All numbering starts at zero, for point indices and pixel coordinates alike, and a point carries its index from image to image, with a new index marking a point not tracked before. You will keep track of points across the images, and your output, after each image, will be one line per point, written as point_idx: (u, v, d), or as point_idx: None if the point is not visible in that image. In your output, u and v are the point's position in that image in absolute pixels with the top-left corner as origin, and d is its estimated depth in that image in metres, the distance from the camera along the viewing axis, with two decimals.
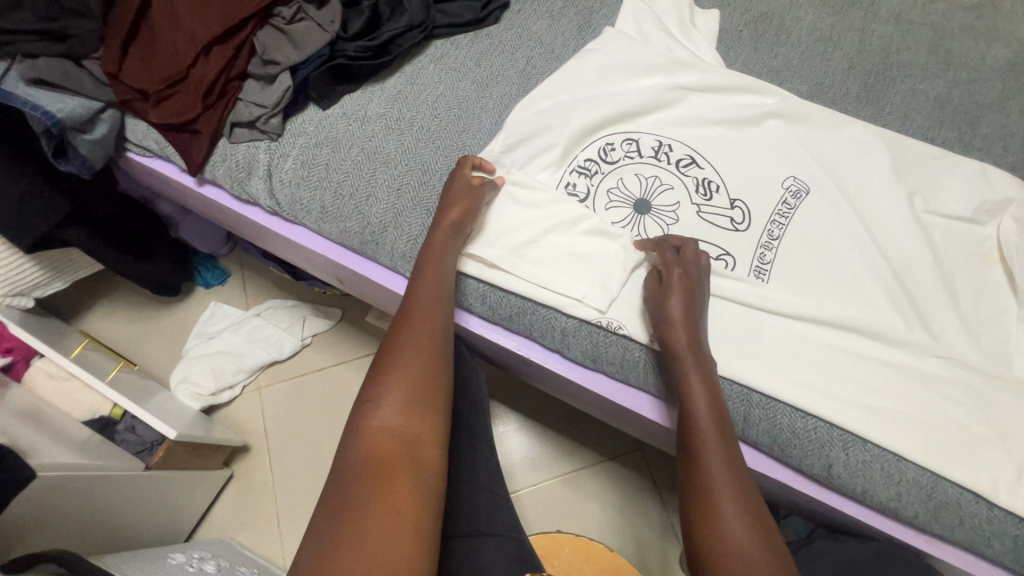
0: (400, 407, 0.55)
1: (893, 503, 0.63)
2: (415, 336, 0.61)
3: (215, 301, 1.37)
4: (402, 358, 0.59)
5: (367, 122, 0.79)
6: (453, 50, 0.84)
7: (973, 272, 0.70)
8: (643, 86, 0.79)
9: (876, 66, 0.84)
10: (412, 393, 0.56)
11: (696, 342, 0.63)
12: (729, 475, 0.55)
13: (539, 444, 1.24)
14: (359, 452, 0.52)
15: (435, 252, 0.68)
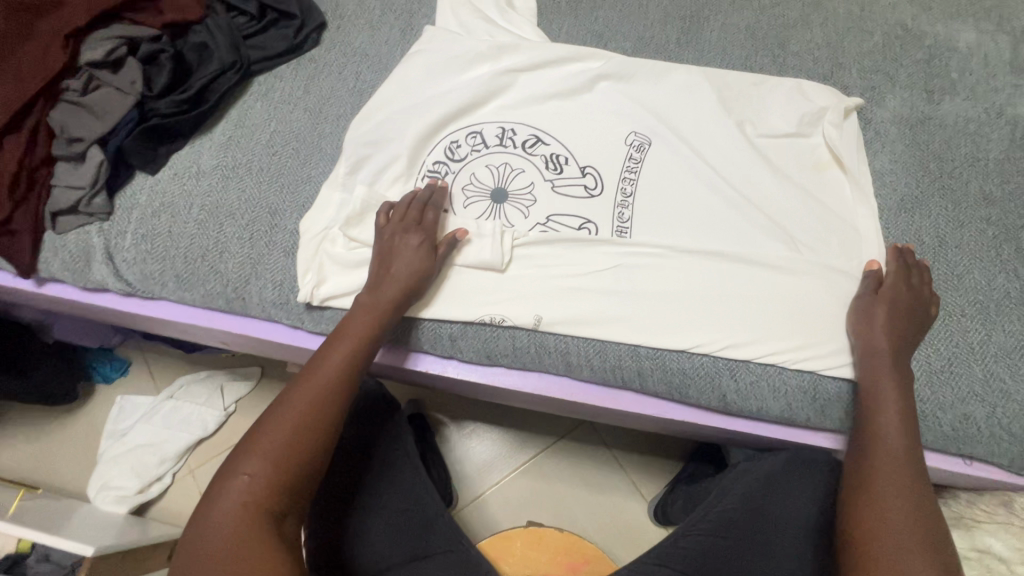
0: (286, 457, 0.56)
1: (786, 412, 0.68)
2: (320, 398, 0.60)
3: (121, 395, 1.28)
4: (296, 413, 0.59)
5: (202, 177, 0.75)
6: (278, 83, 0.81)
7: (810, 181, 0.75)
8: (474, 78, 0.79)
9: (689, 9, 0.87)
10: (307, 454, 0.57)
11: (903, 389, 0.61)
12: (906, 521, 0.55)
13: (492, 443, 1.24)
14: (240, 497, 0.54)
15: (370, 309, 0.65)
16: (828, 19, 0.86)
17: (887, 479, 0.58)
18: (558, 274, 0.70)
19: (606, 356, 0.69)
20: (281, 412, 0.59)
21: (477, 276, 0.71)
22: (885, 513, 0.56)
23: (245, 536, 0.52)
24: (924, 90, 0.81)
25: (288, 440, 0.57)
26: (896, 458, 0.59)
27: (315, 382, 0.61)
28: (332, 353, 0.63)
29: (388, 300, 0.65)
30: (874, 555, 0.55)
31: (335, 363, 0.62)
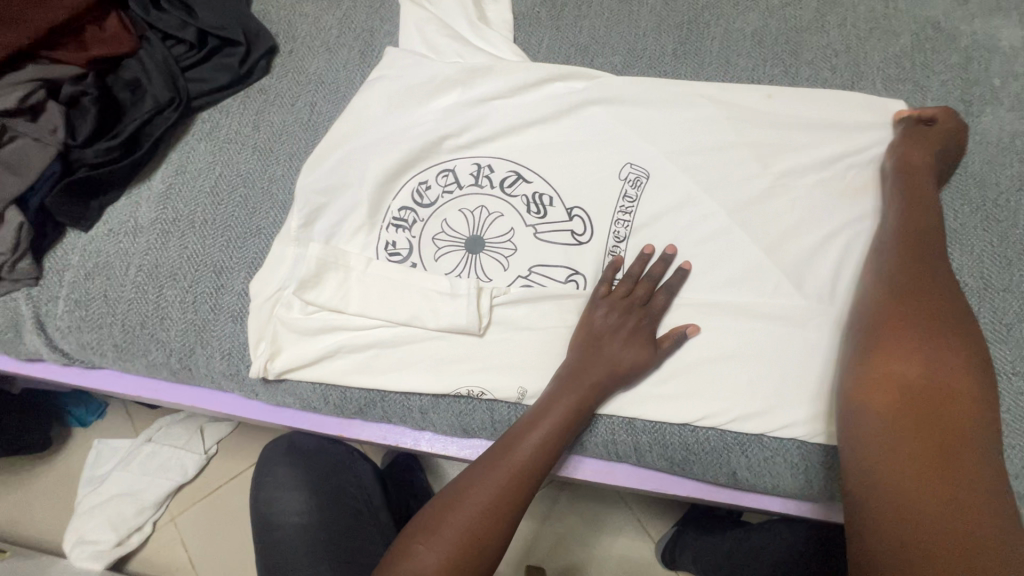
0: (478, 532, 0.50)
1: (807, 492, 0.58)
2: (509, 475, 0.53)
3: (98, 439, 1.22)
4: (474, 499, 0.51)
5: (139, 233, 0.67)
6: (224, 120, 0.73)
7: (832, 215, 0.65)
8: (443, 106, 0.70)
9: (687, 14, 0.77)
10: (491, 541, 0.50)
11: (931, 227, 0.56)
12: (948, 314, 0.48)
13: None
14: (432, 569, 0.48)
15: (618, 332, 0.58)
16: (847, 19, 0.75)
17: (901, 280, 0.52)
18: (541, 336, 0.61)
19: (598, 429, 0.60)
20: (465, 492, 0.52)
21: (449, 342, 0.62)
22: (926, 302, 0.49)
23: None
24: (961, 100, 0.70)
25: (454, 527, 0.50)
26: (915, 274, 0.52)
27: (512, 463, 0.53)
28: (537, 417, 0.55)
29: (615, 365, 0.57)
30: (897, 353, 0.47)
31: (532, 442, 0.54)
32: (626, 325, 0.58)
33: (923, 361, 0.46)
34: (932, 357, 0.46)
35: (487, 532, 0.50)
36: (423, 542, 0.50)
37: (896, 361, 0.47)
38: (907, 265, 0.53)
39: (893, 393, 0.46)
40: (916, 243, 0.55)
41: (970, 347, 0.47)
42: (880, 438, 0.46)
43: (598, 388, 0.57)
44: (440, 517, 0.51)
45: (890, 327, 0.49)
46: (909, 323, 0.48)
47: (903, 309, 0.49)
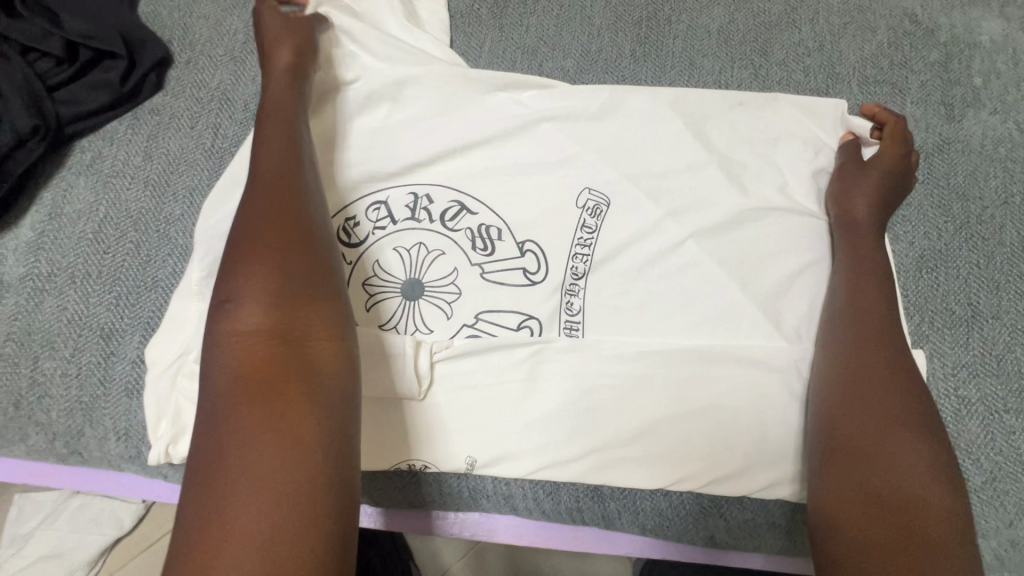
0: (269, 300, 0.42)
1: (789, 550, 0.54)
2: (276, 196, 0.47)
3: (19, 494, 1.09)
4: (253, 269, 0.43)
5: (6, 293, 0.56)
6: (108, 148, 0.61)
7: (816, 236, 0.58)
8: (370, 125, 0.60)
9: (646, 10, 0.68)
10: (289, 281, 0.43)
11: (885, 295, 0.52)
12: (907, 410, 0.46)
13: None
14: (232, 375, 0.40)
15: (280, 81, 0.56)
16: (820, 13, 0.68)
17: (852, 368, 0.49)
18: (492, 396, 0.53)
19: (560, 498, 0.53)
20: (238, 259, 0.44)
21: (387, 408, 0.53)
22: (886, 398, 0.47)
23: (237, 426, 0.37)
24: (942, 103, 0.64)
25: (267, 244, 0.44)
26: (871, 360, 0.49)
27: (268, 180, 0.49)
28: (264, 140, 0.52)
29: (280, 85, 0.56)
30: (871, 460, 0.45)
31: (273, 155, 0.51)
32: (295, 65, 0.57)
33: (874, 455, 0.45)
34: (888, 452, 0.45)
35: (293, 262, 0.44)
36: (231, 274, 0.43)
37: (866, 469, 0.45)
38: (869, 343, 0.50)
39: (867, 500, 0.44)
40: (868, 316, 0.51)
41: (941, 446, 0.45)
42: (858, 554, 0.42)
43: (289, 110, 0.54)
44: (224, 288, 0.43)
45: (849, 437, 0.47)
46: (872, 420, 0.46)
47: (866, 405, 0.47)
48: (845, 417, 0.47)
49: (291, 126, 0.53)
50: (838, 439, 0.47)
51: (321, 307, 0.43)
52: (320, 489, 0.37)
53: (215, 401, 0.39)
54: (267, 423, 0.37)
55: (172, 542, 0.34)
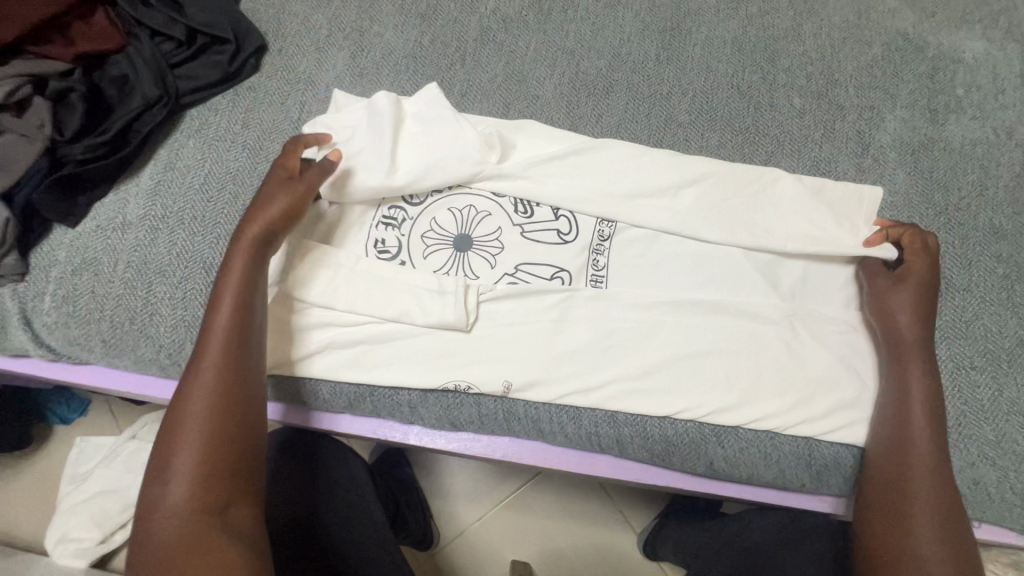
0: (206, 463, 0.50)
1: (779, 479, 0.62)
2: (214, 379, 0.53)
3: (80, 436, 1.20)
4: (189, 454, 0.50)
5: (128, 229, 0.67)
6: (213, 117, 0.73)
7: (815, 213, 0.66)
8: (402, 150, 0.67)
9: (670, 20, 0.79)
10: (214, 454, 0.51)
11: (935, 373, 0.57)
12: (937, 489, 0.53)
13: (482, 475, 1.14)
14: (160, 544, 0.48)
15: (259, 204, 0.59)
16: (822, 28, 0.78)
17: (890, 447, 0.56)
18: (527, 333, 0.63)
19: (581, 423, 0.62)
20: (181, 430, 0.51)
21: (439, 337, 0.63)
22: (920, 480, 0.54)
23: (177, 558, 0.47)
24: (928, 109, 0.73)
25: (207, 394, 0.52)
26: (914, 441, 0.55)
27: (225, 318, 0.55)
28: (222, 288, 0.56)
29: (255, 226, 0.58)
30: (905, 533, 0.53)
31: (226, 303, 0.56)
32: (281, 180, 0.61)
33: (910, 533, 0.52)
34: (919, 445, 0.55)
35: (223, 416, 0.52)
36: (181, 425, 0.52)
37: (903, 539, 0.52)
38: (909, 421, 0.56)
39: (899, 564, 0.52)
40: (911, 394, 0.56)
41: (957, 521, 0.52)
42: None
43: (253, 255, 0.58)
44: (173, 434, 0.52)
45: (889, 508, 0.54)
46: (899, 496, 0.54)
47: (900, 484, 0.54)
48: (888, 492, 0.55)
49: (253, 275, 0.57)
50: (874, 509, 0.55)
51: (242, 461, 0.52)
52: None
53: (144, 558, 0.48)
54: (198, 568, 0.47)
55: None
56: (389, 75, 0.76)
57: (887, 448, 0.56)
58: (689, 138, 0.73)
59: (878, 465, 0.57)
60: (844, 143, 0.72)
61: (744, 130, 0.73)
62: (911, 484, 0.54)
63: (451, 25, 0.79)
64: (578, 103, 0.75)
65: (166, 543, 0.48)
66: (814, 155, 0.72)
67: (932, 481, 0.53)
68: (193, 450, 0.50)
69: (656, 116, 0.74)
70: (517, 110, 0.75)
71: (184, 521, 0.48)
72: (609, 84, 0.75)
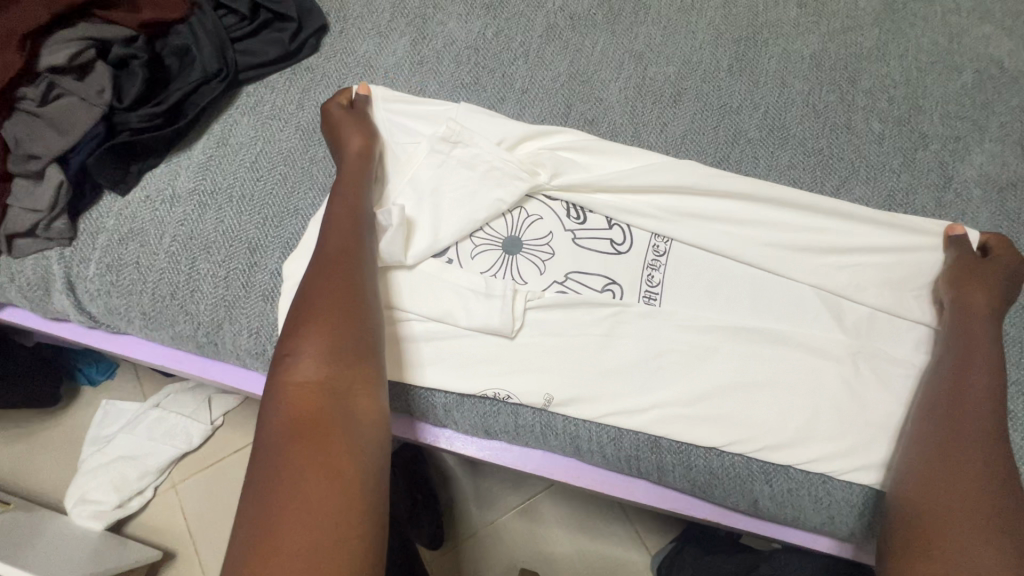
0: (325, 362, 0.51)
1: (827, 526, 0.58)
2: (338, 284, 0.55)
3: (106, 399, 1.21)
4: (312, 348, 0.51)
5: (176, 202, 0.66)
6: (269, 95, 0.72)
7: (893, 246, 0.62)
8: (444, 170, 0.65)
9: (746, 31, 0.75)
10: (333, 357, 0.52)
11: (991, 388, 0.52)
12: (971, 505, 0.47)
13: (500, 478, 1.12)
14: (279, 428, 0.48)
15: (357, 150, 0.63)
16: (909, 50, 0.73)
17: (921, 467, 0.51)
18: (573, 345, 0.60)
19: (621, 445, 0.59)
20: (308, 323, 0.53)
21: (481, 342, 0.61)
22: (952, 497, 0.48)
23: (290, 461, 0.46)
24: (1020, 144, 0.69)
25: (323, 303, 0.54)
26: (953, 454, 0.50)
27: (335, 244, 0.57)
28: (339, 207, 0.60)
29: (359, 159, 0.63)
30: (934, 561, 0.46)
31: (342, 227, 0.58)
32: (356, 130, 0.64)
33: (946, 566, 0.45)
34: (976, 563, 0.45)
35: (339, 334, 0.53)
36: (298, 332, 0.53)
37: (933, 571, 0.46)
38: (951, 438, 0.51)
39: None
40: (963, 404, 0.52)
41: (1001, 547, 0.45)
42: None
43: (361, 187, 0.61)
44: (286, 349, 0.52)
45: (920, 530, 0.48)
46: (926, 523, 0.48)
47: (931, 509, 0.48)
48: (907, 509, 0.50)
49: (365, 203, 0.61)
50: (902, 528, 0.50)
51: (357, 371, 0.52)
52: (356, 530, 0.44)
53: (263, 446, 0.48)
54: (319, 462, 0.46)
55: (228, 558, 0.43)
56: (449, 65, 0.74)
57: (915, 462, 0.52)
58: (757, 156, 0.69)
59: (899, 483, 0.52)
60: (924, 175, 0.67)
61: (819, 151, 0.68)
62: (937, 497, 0.49)
63: (516, 18, 0.76)
64: (643, 109, 0.71)
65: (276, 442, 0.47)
66: (891, 184, 0.67)
67: (966, 491, 0.48)
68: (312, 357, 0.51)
69: (723, 130, 0.70)
70: (578, 112, 0.72)
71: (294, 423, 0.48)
72: (677, 92, 0.72)
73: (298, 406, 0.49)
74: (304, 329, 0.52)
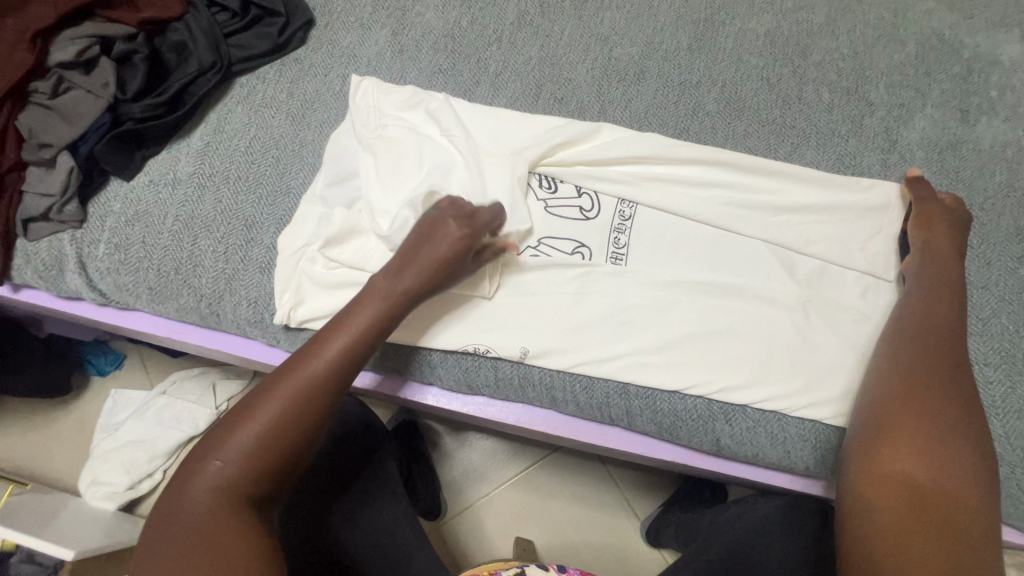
0: (244, 473, 0.52)
1: (784, 460, 0.63)
2: (297, 397, 0.54)
3: (115, 389, 1.27)
4: (248, 433, 0.53)
5: (178, 186, 0.72)
6: (261, 85, 0.77)
7: (840, 204, 0.67)
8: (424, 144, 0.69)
9: (704, 12, 0.80)
10: (255, 470, 0.52)
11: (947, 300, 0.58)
12: (951, 395, 0.53)
13: (493, 451, 1.16)
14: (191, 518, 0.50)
15: (414, 263, 0.59)
16: (856, 25, 0.79)
17: (904, 361, 0.56)
18: (547, 303, 0.65)
19: (594, 393, 0.65)
20: (256, 408, 0.54)
21: (465, 302, 0.66)
22: (937, 389, 0.53)
23: (183, 557, 0.48)
24: (959, 109, 0.74)
25: (272, 418, 0.53)
26: (923, 353, 0.56)
27: (308, 359, 0.56)
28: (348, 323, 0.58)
29: (422, 275, 0.59)
30: (918, 442, 0.52)
31: (331, 346, 0.57)
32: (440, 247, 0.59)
33: (925, 446, 0.52)
34: (944, 453, 0.51)
35: (268, 455, 0.53)
36: (239, 434, 0.53)
37: (914, 454, 0.51)
38: (920, 344, 0.56)
39: (903, 477, 0.51)
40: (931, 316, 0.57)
41: (967, 421, 0.52)
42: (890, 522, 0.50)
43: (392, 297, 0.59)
44: (225, 440, 0.53)
45: (902, 412, 0.53)
46: (912, 402, 0.53)
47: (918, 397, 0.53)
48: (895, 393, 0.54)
49: (388, 317, 0.59)
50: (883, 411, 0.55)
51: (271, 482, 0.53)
52: None
53: (167, 526, 0.50)
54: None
55: None
56: (427, 53, 0.79)
57: (901, 357, 0.56)
58: (716, 127, 0.74)
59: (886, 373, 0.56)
60: (871, 139, 0.73)
61: (772, 121, 0.74)
62: (926, 387, 0.54)
63: (489, 8, 0.81)
64: (609, 88, 0.77)
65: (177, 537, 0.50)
66: (840, 149, 0.72)
67: (951, 382, 0.54)
68: (237, 468, 0.52)
69: (684, 104, 0.75)
70: (549, 92, 0.77)
71: (198, 525, 0.50)
72: (640, 71, 0.77)
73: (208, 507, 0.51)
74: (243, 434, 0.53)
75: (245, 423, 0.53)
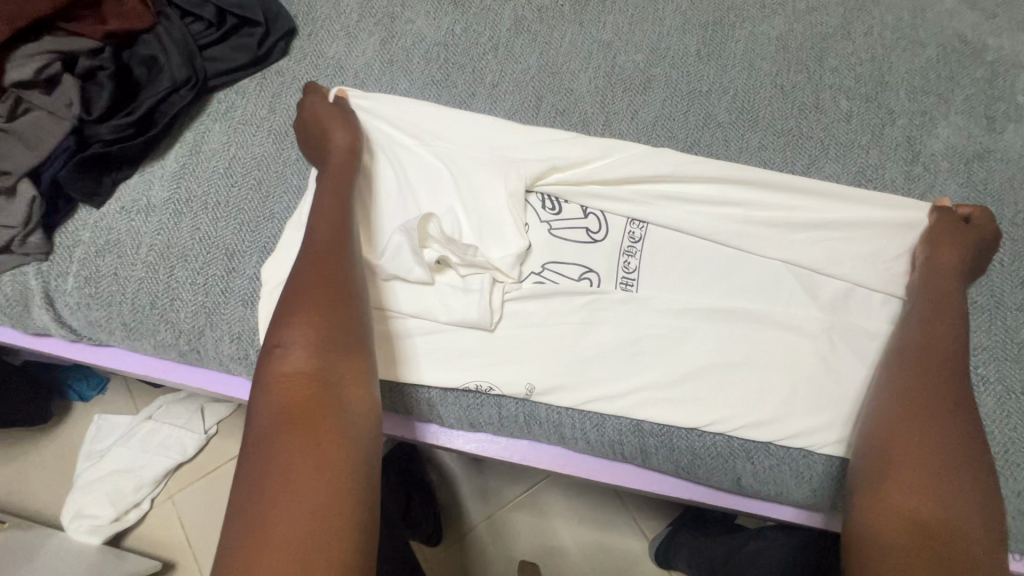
0: (313, 357, 0.50)
1: (809, 500, 0.59)
2: (332, 275, 0.55)
3: (99, 414, 1.21)
4: (299, 328, 0.51)
5: (152, 213, 0.66)
6: (241, 101, 0.72)
7: (864, 221, 0.62)
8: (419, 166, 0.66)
9: (712, 15, 0.76)
10: (323, 353, 0.50)
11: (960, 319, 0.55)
12: (959, 432, 0.49)
13: (496, 472, 1.12)
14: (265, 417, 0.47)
15: (337, 167, 0.62)
16: (873, 27, 0.74)
17: (907, 394, 0.52)
18: (554, 334, 0.61)
19: (604, 431, 0.60)
20: (290, 312, 0.52)
21: (463, 335, 0.62)
22: (939, 427, 0.49)
23: (277, 451, 0.45)
24: (985, 116, 0.70)
25: (312, 304, 0.53)
26: (934, 383, 0.51)
27: (323, 241, 0.57)
28: (328, 205, 0.59)
29: (342, 144, 0.63)
30: (920, 483, 0.47)
31: (325, 224, 0.58)
32: (332, 122, 0.65)
33: (926, 487, 0.47)
34: (949, 495, 0.46)
35: (326, 331, 0.51)
36: (286, 327, 0.52)
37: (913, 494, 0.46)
38: (934, 372, 0.52)
39: (905, 518, 0.46)
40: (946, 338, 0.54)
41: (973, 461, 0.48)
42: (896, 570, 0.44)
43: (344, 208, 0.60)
44: (274, 342, 0.51)
45: (904, 452, 0.49)
46: (914, 440, 0.49)
47: (919, 435, 0.49)
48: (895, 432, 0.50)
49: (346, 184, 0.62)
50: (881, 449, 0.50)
51: (349, 361, 0.51)
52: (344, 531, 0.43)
53: (250, 439, 0.47)
54: (299, 464, 0.44)
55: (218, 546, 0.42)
56: (419, 62, 0.74)
57: (906, 390, 0.52)
58: (728, 139, 0.69)
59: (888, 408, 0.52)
60: (893, 150, 0.68)
61: (787, 132, 0.69)
62: (929, 427, 0.49)
63: (483, 14, 0.76)
64: (613, 98, 0.72)
65: (259, 449, 0.46)
66: (861, 160, 0.68)
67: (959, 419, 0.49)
68: (300, 354, 0.50)
69: (694, 114, 0.71)
70: (549, 103, 0.72)
71: (282, 413, 0.47)
72: (646, 80, 0.72)
73: (282, 404, 0.48)
74: (293, 327, 0.51)
75: (287, 319, 0.52)
